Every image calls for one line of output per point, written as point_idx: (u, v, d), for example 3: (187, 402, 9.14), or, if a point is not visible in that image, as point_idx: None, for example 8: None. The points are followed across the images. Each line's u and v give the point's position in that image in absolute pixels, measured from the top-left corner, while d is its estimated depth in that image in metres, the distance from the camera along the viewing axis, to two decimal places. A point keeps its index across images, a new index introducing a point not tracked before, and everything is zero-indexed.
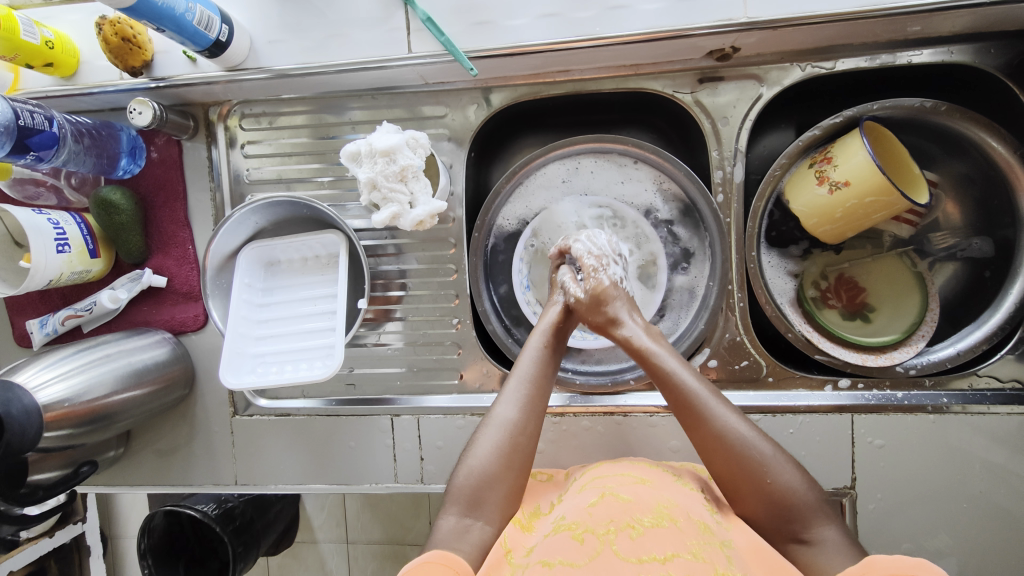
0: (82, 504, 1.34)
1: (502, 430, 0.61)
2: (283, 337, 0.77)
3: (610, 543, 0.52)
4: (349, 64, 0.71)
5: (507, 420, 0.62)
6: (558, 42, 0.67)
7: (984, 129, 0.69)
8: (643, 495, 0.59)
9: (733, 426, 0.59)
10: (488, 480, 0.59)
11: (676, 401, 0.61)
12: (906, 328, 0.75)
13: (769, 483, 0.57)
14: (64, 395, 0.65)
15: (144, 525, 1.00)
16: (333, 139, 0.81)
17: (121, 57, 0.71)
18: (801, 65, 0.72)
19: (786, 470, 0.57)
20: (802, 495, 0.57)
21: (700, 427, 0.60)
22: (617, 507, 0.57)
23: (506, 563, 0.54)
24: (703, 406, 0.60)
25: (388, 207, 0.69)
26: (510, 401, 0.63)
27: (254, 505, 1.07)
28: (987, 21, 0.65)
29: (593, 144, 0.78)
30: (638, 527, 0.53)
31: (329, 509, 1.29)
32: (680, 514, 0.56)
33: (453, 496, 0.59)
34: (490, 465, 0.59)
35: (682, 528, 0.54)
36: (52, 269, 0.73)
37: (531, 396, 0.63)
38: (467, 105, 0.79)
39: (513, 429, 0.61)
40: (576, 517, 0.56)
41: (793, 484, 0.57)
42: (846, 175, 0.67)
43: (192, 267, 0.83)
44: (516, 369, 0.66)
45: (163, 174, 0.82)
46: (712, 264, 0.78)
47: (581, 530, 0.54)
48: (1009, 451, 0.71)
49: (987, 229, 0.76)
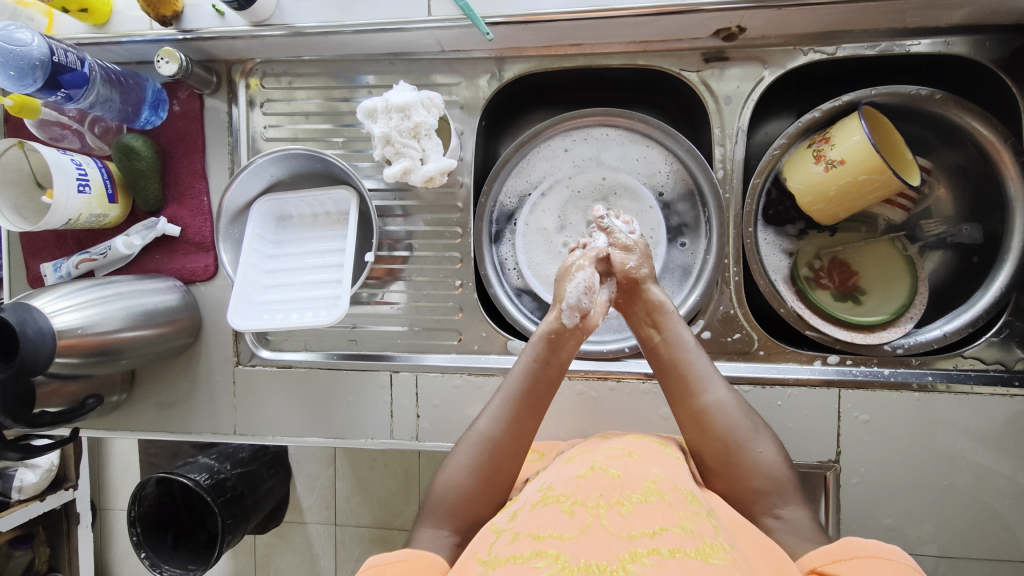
0: (75, 469, 1.35)
1: (483, 447, 0.63)
2: (291, 286, 0.79)
3: (599, 517, 0.51)
4: (370, 25, 0.74)
5: (487, 436, 0.64)
6: (573, 11, 0.70)
7: (975, 117, 0.71)
8: (633, 470, 0.58)
9: (726, 399, 0.62)
10: (465, 497, 0.61)
11: (677, 371, 0.65)
12: (895, 310, 0.78)
13: (759, 453, 0.59)
14: (78, 323, 0.67)
15: (135, 494, 0.99)
16: (347, 101, 0.84)
17: (153, 6, 0.74)
18: (805, 50, 0.75)
19: (770, 444, 0.61)
20: (785, 468, 0.59)
21: (698, 395, 0.63)
22: (607, 483, 0.56)
23: (492, 529, 0.55)
24: (702, 377, 0.64)
25: (401, 161, 0.72)
26: (492, 417, 0.65)
27: (245, 481, 1.09)
28: (983, 12, 0.68)
29: (600, 118, 0.82)
30: (627, 504, 0.52)
31: (319, 490, 1.30)
32: (668, 487, 0.55)
33: (431, 510, 0.61)
34: (469, 483, 0.62)
35: (671, 503, 0.53)
36: (71, 208, 0.75)
37: (514, 414, 0.65)
38: (481, 74, 0.82)
39: (494, 448, 0.63)
40: (565, 488, 0.56)
41: (778, 456, 0.59)
42: (842, 154, 0.70)
43: (206, 218, 0.86)
44: (505, 384, 0.67)
45: (183, 126, 0.85)
46: (709, 238, 0.80)
47: (570, 503, 0.53)
48: (994, 453, 0.73)
49: (977, 217, 0.79)
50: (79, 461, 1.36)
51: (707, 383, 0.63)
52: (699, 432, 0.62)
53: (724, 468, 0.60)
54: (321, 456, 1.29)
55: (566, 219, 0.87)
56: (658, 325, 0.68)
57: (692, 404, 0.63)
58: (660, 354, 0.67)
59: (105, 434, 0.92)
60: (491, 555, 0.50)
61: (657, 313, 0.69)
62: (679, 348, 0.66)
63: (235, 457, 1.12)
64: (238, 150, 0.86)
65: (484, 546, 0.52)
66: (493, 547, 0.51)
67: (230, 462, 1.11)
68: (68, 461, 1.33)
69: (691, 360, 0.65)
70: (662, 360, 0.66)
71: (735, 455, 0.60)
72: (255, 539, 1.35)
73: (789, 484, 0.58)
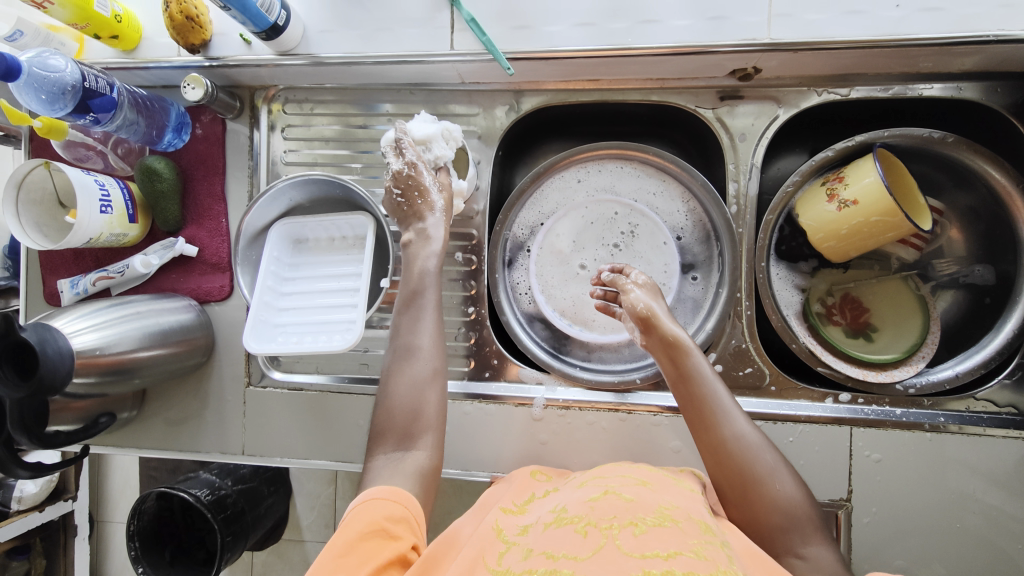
0: (76, 481, 1.35)
1: (408, 361, 0.64)
2: (307, 310, 0.80)
3: (612, 537, 0.51)
4: (392, 57, 0.76)
5: (411, 349, 0.65)
6: (593, 49, 0.72)
7: (987, 160, 0.72)
8: (646, 497, 0.58)
9: (746, 434, 0.61)
10: (411, 412, 0.62)
11: (696, 407, 0.63)
12: (907, 348, 0.78)
13: (776, 490, 0.58)
14: (96, 343, 0.67)
15: (133, 509, 0.99)
16: (365, 129, 0.85)
17: (182, 34, 0.76)
18: (819, 91, 0.76)
19: (787, 478, 0.60)
20: (804, 503, 0.58)
21: (716, 430, 0.61)
22: (620, 506, 0.56)
23: (500, 540, 0.56)
24: (722, 413, 0.62)
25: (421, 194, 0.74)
26: (408, 330, 0.65)
27: (246, 499, 1.08)
28: (995, 61, 0.69)
29: (616, 151, 0.83)
30: (641, 525, 0.52)
31: (319, 508, 1.29)
32: (682, 515, 0.55)
33: (385, 434, 0.61)
34: (408, 396, 0.62)
35: (684, 529, 0.53)
36: (93, 227, 0.76)
37: (423, 321, 0.66)
38: (499, 106, 0.83)
39: (419, 359, 0.64)
40: (578, 511, 0.57)
41: (796, 492, 0.59)
42: (855, 194, 0.71)
43: (224, 240, 0.87)
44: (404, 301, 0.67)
45: (205, 149, 0.86)
46: (722, 271, 0.81)
47: (584, 524, 0.54)
48: (1005, 493, 0.72)
49: (989, 258, 0.79)
50: (80, 473, 1.36)
51: (726, 418, 0.62)
52: (717, 467, 0.61)
53: (742, 503, 0.59)
54: (322, 476, 1.28)
55: (582, 247, 0.87)
56: (676, 358, 0.65)
57: (711, 441, 0.61)
58: (677, 386, 0.65)
59: (112, 450, 0.92)
60: (502, 566, 0.50)
61: (672, 348, 0.65)
62: (696, 382, 0.63)
63: (237, 474, 1.12)
64: (258, 174, 0.87)
65: (493, 553, 0.53)
66: (504, 558, 0.52)
67: (232, 479, 1.11)
68: (69, 473, 1.33)
69: (709, 394, 0.63)
70: (681, 392, 0.64)
71: (752, 491, 0.59)
72: (253, 556, 1.34)
73: (806, 521, 0.58)
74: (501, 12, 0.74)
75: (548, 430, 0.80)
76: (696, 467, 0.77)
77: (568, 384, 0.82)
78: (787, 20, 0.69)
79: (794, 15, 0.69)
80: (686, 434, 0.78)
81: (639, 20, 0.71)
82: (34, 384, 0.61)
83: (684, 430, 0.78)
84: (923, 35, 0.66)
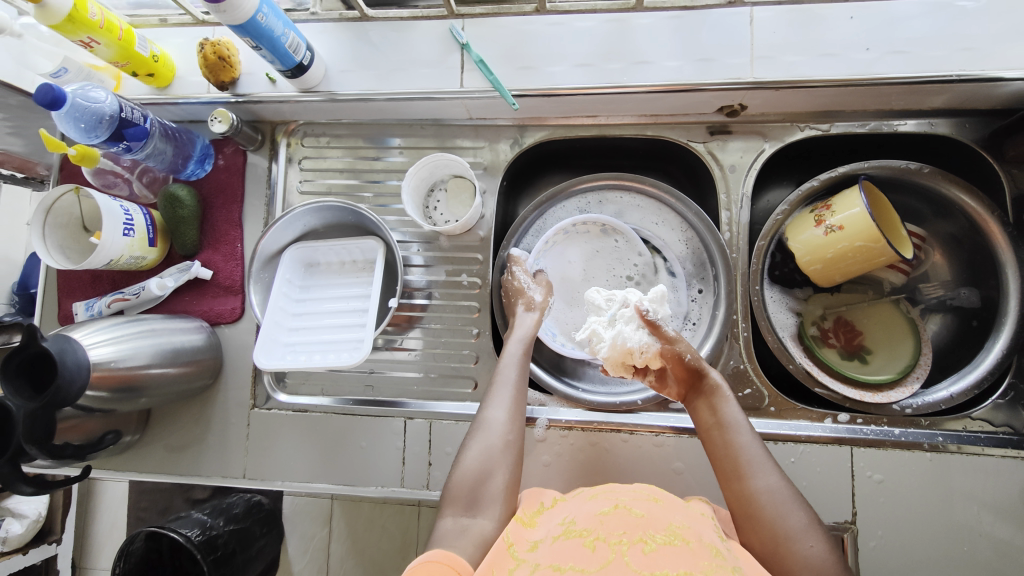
0: None
1: (494, 430, 0.69)
2: (315, 330, 0.82)
3: (621, 553, 0.54)
4: (406, 94, 0.82)
5: (498, 422, 0.70)
6: (591, 86, 0.78)
7: (962, 189, 0.77)
8: (657, 513, 0.62)
9: (776, 488, 0.62)
10: (478, 478, 0.65)
11: (726, 454, 0.66)
12: (902, 369, 0.80)
13: (806, 548, 0.58)
14: (111, 356, 0.69)
15: None
16: (375, 162, 0.91)
17: (214, 72, 0.82)
18: (801, 126, 0.82)
19: (820, 539, 0.59)
20: (837, 565, 0.57)
21: (748, 477, 0.64)
22: (631, 522, 0.59)
23: (510, 556, 0.58)
24: (751, 462, 0.65)
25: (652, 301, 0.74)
26: (499, 406, 0.71)
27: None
28: (962, 99, 0.75)
29: (613, 181, 0.88)
30: (650, 543, 0.56)
31: None
32: (694, 536, 0.58)
33: (452, 499, 0.64)
34: (479, 465, 0.66)
35: (695, 549, 0.55)
36: (115, 249, 0.80)
37: (513, 398, 0.72)
38: (503, 140, 0.89)
39: (499, 427, 0.70)
40: (587, 524, 0.60)
41: (829, 552, 0.57)
42: (841, 220, 0.75)
43: (238, 263, 0.90)
44: (500, 377, 0.74)
45: (225, 178, 0.91)
46: (717, 297, 0.84)
47: (592, 538, 0.57)
48: (1013, 526, 0.72)
49: (973, 281, 0.82)
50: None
51: (757, 469, 0.64)
52: (747, 516, 0.62)
53: (771, 558, 0.59)
54: None
55: (593, 276, 0.90)
56: (716, 404, 0.70)
57: (741, 486, 0.63)
58: (713, 434, 0.69)
59: (112, 475, 0.91)
60: None
61: (712, 397, 0.71)
62: (729, 429, 0.68)
63: None
64: (274, 203, 0.92)
65: (503, 569, 0.55)
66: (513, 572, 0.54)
67: None
68: None
69: (742, 443, 0.66)
70: (718, 439, 0.68)
71: (783, 545, 0.59)
72: None
73: None
74: (508, 53, 0.80)
75: (550, 451, 0.81)
76: (699, 490, 0.77)
77: (569, 405, 0.84)
78: (768, 62, 0.75)
79: (774, 57, 0.75)
80: (688, 456, 0.78)
81: (633, 61, 0.78)
82: (51, 394, 0.63)
83: (686, 451, 0.79)
84: (895, 75, 0.72)
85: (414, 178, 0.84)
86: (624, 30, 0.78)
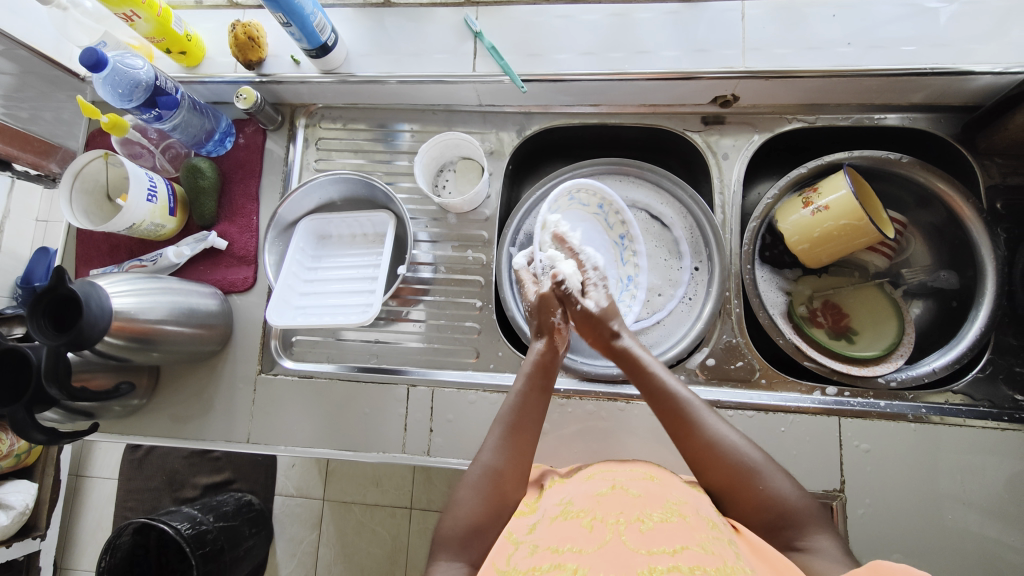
0: (47, 518, 1.28)
1: (489, 478, 0.66)
2: (326, 295, 0.86)
3: (619, 533, 0.56)
4: (422, 77, 0.88)
5: (493, 468, 0.66)
6: (596, 71, 0.84)
7: (939, 178, 0.82)
8: (654, 490, 0.63)
9: (722, 434, 0.64)
10: (476, 529, 0.63)
11: (667, 413, 0.67)
12: (886, 346, 0.85)
13: (763, 489, 0.60)
14: (131, 308, 0.72)
15: (110, 542, 0.97)
16: (387, 144, 0.96)
17: (242, 51, 0.88)
18: (790, 118, 0.88)
19: (778, 476, 0.61)
20: (800, 500, 0.60)
21: (691, 435, 0.65)
22: (627, 501, 0.61)
23: (511, 541, 0.59)
24: (692, 417, 0.65)
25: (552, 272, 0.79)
26: (494, 449, 0.68)
27: (227, 537, 1.08)
28: (937, 94, 0.82)
29: (614, 166, 0.94)
30: (648, 521, 0.57)
31: (300, 556, 1.24)
32: (691, 510, 0.59)
33: (444, 544, 0.63)
34: (475, 512, 0.63)
35: (692, 523, 0.57)
36: (138, 213, 0.83)
37: (514, 445, 0.68)
38: (510, 126, 0.95)
39: (500, 477, 0.66)
40: (584, 505, 0.61)
41: (793, 490, 0.60)
42: (828, 201, 0.80)
43: (253, 235, 0.94)
44: (498, 416, 0.71)
45: (245, 155, 0.96)
46: (710, 274, 0.88)
47: (590, 518, 0.59)
48: (1001, 524, 0.73)
49: (952, 264, 0.87)
50: (53, 509, 1.30)
51: (699, 421, 0.65)
52: (703, 470, 0.64)
53: (735, 503, 0.62)
54: (306, 519, 1.25)
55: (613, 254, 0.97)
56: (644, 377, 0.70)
57: (689, 445, 0.65)
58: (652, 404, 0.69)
59: (115, 441, 0.92)
60: (510, 566, 0.54)
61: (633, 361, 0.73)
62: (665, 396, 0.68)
63: (219, 510, 1.12)
64: (290, 179, 0.96)
65: (504, 556, 0.57)
66: (511, 558, 0.56)
67: (213, 515, 1.10)
68: (42, 508, 1.27)
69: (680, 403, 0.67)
70: (654, 407, 0.69)
71: (742, 490, 0.61)
72: None
73: (804, 516, 0.59)
74: (518, 42, 0.87)
75: (550, 418, 0.83)
76: None
77: (569, 375, 0.87)
78: (758, 53, 0.82)
79: (764, 50, 0.82)
80: None
81: (635, 51, 0.84)
82: (74, 334, 0.65)
83: None
84: (875, 67, 0.79)
85: (426, 155, 0.89)
86: (627, 23, 0.85)
